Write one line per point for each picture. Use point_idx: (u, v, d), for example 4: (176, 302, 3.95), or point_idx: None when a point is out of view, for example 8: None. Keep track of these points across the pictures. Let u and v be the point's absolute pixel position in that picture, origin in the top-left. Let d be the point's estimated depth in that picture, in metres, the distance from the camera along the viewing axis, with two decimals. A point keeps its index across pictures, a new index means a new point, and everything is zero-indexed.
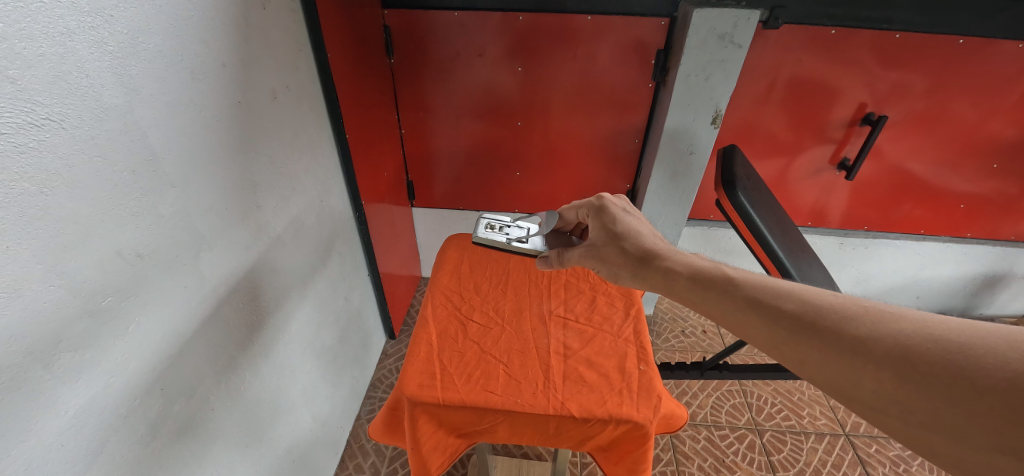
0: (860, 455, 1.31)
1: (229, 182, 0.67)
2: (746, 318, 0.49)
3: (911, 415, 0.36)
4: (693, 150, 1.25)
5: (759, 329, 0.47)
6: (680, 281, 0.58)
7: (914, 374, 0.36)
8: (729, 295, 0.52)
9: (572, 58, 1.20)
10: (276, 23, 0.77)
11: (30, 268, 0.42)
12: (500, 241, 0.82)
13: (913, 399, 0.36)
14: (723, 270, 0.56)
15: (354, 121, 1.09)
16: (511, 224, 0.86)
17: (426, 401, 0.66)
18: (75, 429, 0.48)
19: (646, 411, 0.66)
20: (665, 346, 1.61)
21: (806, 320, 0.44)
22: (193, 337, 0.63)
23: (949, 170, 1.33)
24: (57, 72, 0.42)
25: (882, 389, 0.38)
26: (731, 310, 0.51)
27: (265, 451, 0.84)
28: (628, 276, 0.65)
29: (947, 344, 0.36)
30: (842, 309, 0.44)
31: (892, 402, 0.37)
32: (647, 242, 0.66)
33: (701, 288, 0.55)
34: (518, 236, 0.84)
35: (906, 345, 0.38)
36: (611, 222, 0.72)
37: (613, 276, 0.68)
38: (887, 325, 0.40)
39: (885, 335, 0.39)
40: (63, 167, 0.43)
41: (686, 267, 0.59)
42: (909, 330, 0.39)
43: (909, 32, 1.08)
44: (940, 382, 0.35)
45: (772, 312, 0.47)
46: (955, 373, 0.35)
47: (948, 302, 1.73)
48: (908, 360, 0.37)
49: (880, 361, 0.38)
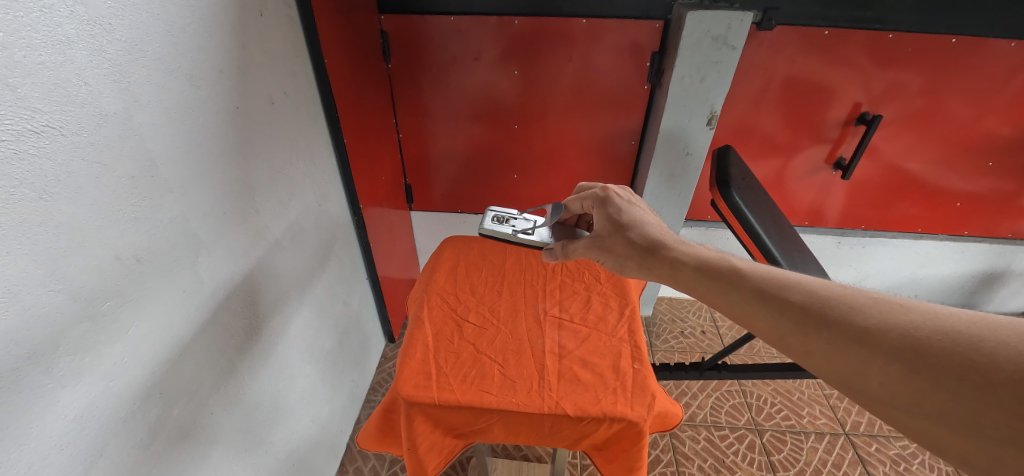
0: (860, 454, 1.31)
1: (228, 188, 0.68)
2: (753, 308, 0.49)
3: (920, 409, 0.37)
4: (689, 151, 1.26)
5: (766, 320, 0.48)
6: (686, 272, 0.58)
7: (922, 367, 0.37)
8: (735, 287, 0.52)
9: (567, 61, 1.20)
10: (274, 29, 0.78)
11: (30, 273, 0.42)
12: (505, 232, 0.82)
13: (923, 392, 0.36)
14: (729, 261, 0.56)
15: (353, 125, 1.09)
16: (517, 216, 0.86)
17: (421, 401, 0.66)
18: (75, 433, 0.48)
19: (640, 409, 0.66)
20: (664, 347, 1.62)
21: (814, 310, 0.45)
22: (193, 342, 0.63)
23: (946, 168, 1.33)
24: (56, 79, 0.42)
25: (890, 381, 0.38)
26: (737, 300, 0.51)
27: (265, 456, 0.84)
28: (632, 266, 0.66)
29: (957, 336, 0.37)
30: (851, 299, 0.44)
31: (900, 395, 0.38)
32: (652, 232, 0.67)
33: (709, 279, 0.55)
34: (524, 227, 0.84)
35: (915, 337, 0.38)
36: (616, 213, 0.72)
37: (617, 267, 0.69)
38: (897, 316, 0.40)
39: (895, 327, 0.40)
40: (63, 174, 0.44)
41: (692, 258, 0.59)
42: (919, 321, 0.39)
43: (902, 33, 1.09)
44: (950, 375, 0.35)
45: (779, 303, 0.47)
46: (966, 366, 0.35)
47: (946, 300, 1.73)
48: (917, 352, 0.37)
49: (889, 353, 0.39)
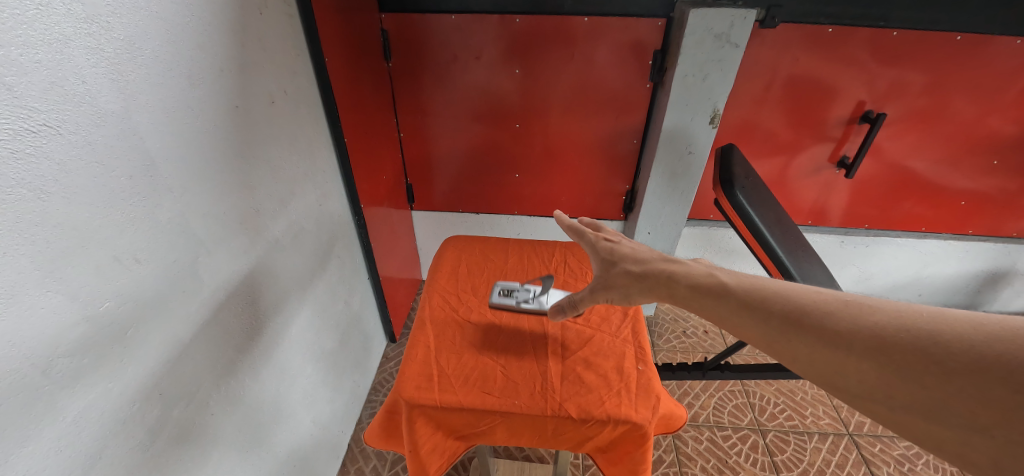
0: (864, 454, 1.30)
1: (227, 188, 0.67)
2: (738, 322, 0.47)
3: (893, 401, 0.36)
4: (692, 150, 1.25)
5: (750, 330, 0.45)
6: (675, 291, 0.55)
7: (891, 362, 0.36)
8: (719, 300, 0.49)
9: (569, 59, 1.20)
10: (273, 27, 0.77)
11: (28, 273, 0.42)
12: (510, 306, 0.80)
13: (896, 387, 0.35)
14: (710, 273, 0.54)
15: (353, 125, 1.09)
16: (521, 287, 0.84)
17: (424, 403, 0.66)
18: (74, 434, 0.47)
19: (644, 411, 0.66)
20: (666, 347, 1.61)
21: (789, 316, 0.43)
22: (192, 342, 0.63)
23: (949, 167, 1.32)
24: (53, 78, 0.42)
25: (866, 380, 0.37)
26: (725, 315, 0.48)
27: (264, 456, 0.83)
28: (637, 293, 0.60)
29: (918, 331, 0.36)
30: (820, 302, 0.42)
31: (876, 392, 0.37)
32: (636, 255, 0.64)
33: (695, 296, 0.52)
34: (527, 297, 0.82)
35: (883, 335, 0.37)
36: (594, 244, 0.69)
37: (625, 299, 0.63)
38: (863, 316, 0.39)
39: (862, 327, 0.39)
40: (61, 173, 0.43)
41: (676, 275, 0.56)
42: (883, 319, 0.38)
43: (907, 30, 1.08)
44: (916, 367, 0.35)
45: (758, 312, 0.45)
46: (930, 358, 0.34)
47: (949, 300, 1.73)
48: (885, 348, 0.36)
49: (860, 352, 0.37)
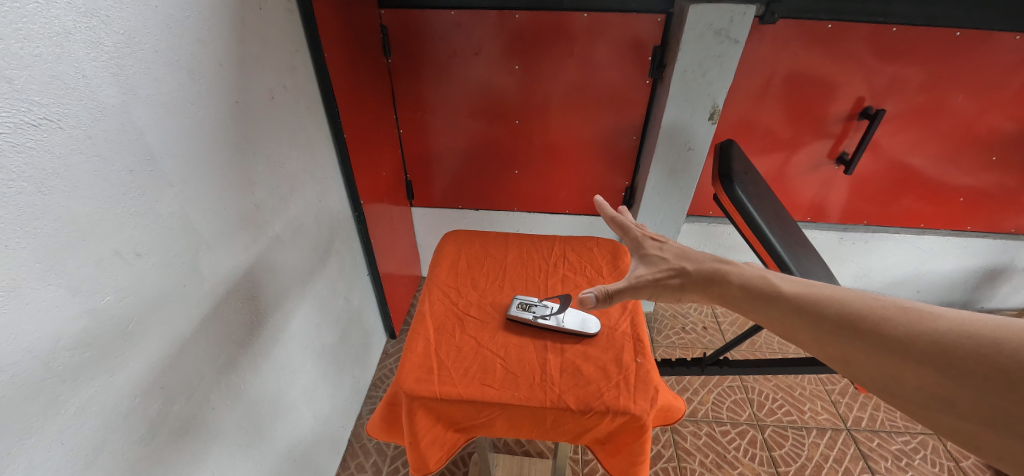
0: (862, 449, 1.30)
1: (227, 183, 0.68)
2: (793, 325, 0.48)
3: (952, 408, 0.36)
4: (691, 146, 1.25)
5: (805, 334, 0.47)
6: (729, 291, 0.55)
7: (950, 369, 0.36)
8: (774, 302, 0.50)
9: (568, 56, 1.20)
10: (272, 22, 0.77)
11: (29, 267, 0.42)
12: (525, 319, 0.77)
13: (954, 393, 0.36)
14: (766, 277, 0.54)
15: (352, 121, 1.09)
16: (539, 302, 0.79)
17: (423, 395, 0.66)
18: (75, 428, 0.48)
19: (643, 403, 0.66)
20: (665, 343, 1.61)
21: (845, 320, 0.44)
22: (193, 336, 0.63)
23: (949, 163, 1.33)
24: (53, 72, 0.42)
25: (923, 385, 0.38)
26: (780, 317, 0.49)
27: (265, 451, 0.84)
28: (690, 291, 0.58)
29: (981, 339, 0.36)
30: (880, 309, 0.43)
31: (934, 398, 0.37)
32: (687, 252, 0.63)
33: (751, 297, 0.52)
34: (544, 313, 0.78)
35: (943, 341, 0.38)
36: (641, 238, 0.68)
37: (675, 297, 0.60)
38: (923, 323, 0.40)
39: (921, 333, 0.39)
40: (61, 167, 0.43)
41: (732, 275, 0.55)
42: (945, 327, 0.38)
43: (906, 26, 1.08)
44: (977, 375, 0.35)
45: (814, 316, 0.46)
46: (991, 367, 0.35)
47: (948, 296, 1.73)
48: (944, 355, 0.37)
49: (917, 358, 0.38)
